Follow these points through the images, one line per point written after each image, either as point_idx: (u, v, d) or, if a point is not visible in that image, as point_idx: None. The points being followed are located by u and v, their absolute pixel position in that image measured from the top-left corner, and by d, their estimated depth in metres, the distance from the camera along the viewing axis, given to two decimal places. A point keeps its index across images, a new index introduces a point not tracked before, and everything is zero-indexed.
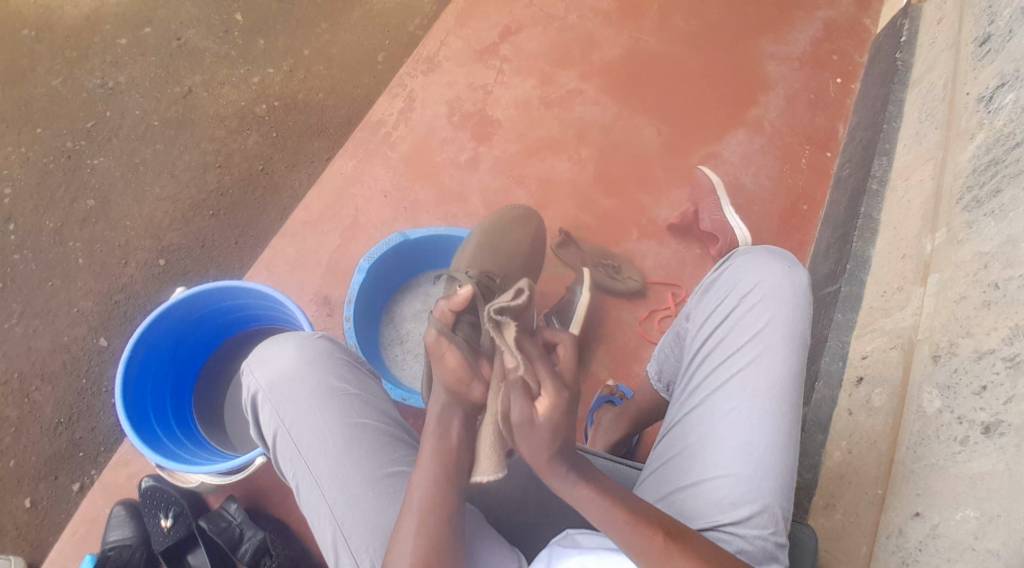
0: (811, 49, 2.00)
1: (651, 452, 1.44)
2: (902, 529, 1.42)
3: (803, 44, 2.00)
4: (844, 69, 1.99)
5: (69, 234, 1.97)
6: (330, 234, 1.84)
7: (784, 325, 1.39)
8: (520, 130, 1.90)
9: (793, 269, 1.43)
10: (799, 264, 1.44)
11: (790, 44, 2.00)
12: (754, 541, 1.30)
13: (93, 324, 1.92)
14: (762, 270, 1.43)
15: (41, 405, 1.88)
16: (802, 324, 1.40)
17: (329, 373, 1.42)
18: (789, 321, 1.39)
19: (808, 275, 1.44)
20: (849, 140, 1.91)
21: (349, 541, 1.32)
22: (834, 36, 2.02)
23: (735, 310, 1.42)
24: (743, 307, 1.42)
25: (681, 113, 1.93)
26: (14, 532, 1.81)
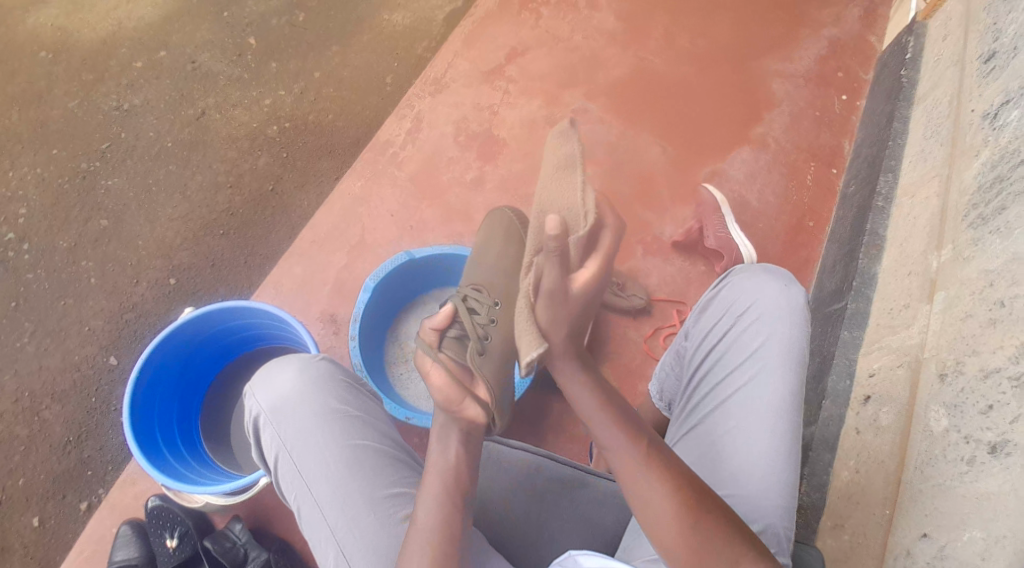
0: (815, 67, 2.01)
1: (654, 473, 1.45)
2: (908, 550, 1.41)
3: (808, 62, 2.02)
4: (849, 86, 2.00)
5: (82, 254, 2.00)
6: (337, 253, 1.86)
7: (781, 342, 1.40)
8: (525, 149, 1.92)
9: (789, 286, 1.45)
10: (796, 282, 1.46)
11: (795, 62, 2.02)
12: None
13: (103, 342, 1.94)
14: (758, 289, 1.46)
15: (50, 424, 1.91)
16: (800, 343, 1.41)
17: (329, 395, 1.44)
18: (787, 337, 1.41)
19: (805, 292, 1.46)
20: (854, 157, 1.92)
21: (352, 564, 1.34)
22: (839, 54, 2.03)
23: (733, 328, 1.44)
24: (741, 326, 1.44)
25: (686, 131, 1.94)
26: (20, 551, 1.84)
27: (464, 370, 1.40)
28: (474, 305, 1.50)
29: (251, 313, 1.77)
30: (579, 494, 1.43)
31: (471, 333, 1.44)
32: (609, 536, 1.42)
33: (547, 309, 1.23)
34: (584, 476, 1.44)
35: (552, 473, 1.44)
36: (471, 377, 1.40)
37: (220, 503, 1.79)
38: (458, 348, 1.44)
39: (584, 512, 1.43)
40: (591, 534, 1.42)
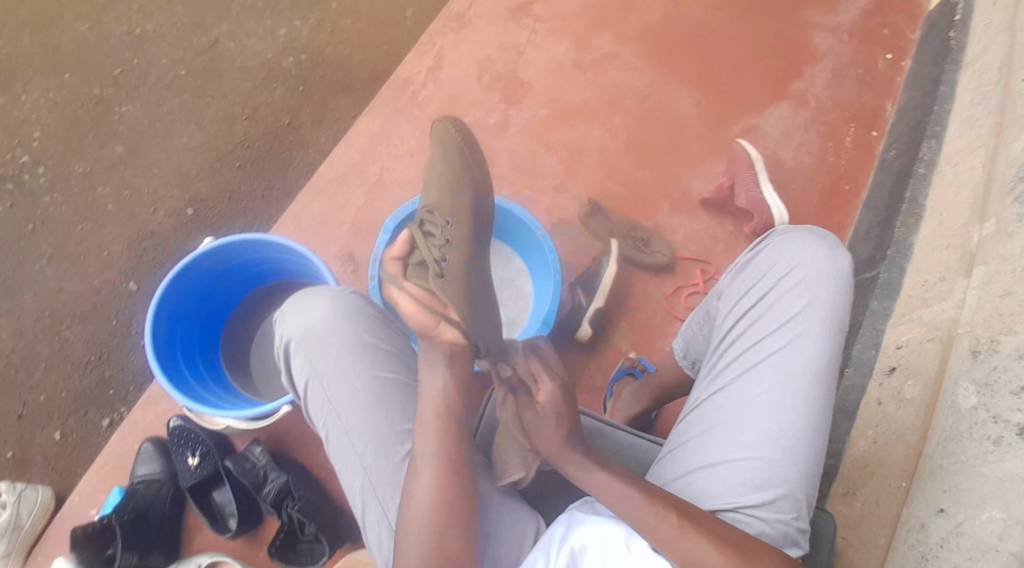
0: (859, 22, 1.88)
1: (671, 431, 1.41)
2: (924, 524, 1.37)
3: (851, 17, 1.89)
4: (894, 45, 1.87)
5: (98, 178, 1.98)
6: (358, 191, 1.81)
7: (823, 308, 1.35)
8: (550, 94, 1.85)
9: (838, 250, 1.39)
10: (843, 245, 1.40)
11: (838, 15, 1.89)
12: (776, 525, 1.28)
13: (122, 267, 1.94)
14: (803, 250, 1.40)
15: (71, 343, 1.92)
16: (843, 309, 1.36)
17: (360, 328, 1.48)
18: (831, 303, 1.36)
19: (853, 258, 1.40)
20: (898, 120, 1.81)
21: (377, 490, 1.39)
22: (885, 10, 1.90)
23: (774, 290, 1.39)
24: (783, 288, 1.38)
25: (722, 81, 1.86)
26: (43, 464, 1.87)
27: (430, 295, 1.43)
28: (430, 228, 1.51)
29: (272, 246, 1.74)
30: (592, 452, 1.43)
31: (430, 257, 1.46)
32: None
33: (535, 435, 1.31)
34: (601, 426, 1.45)
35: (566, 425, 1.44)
36: (441, 300, 1.42)
37: (242, 427, 1.80)
38: (421, 273, 1.47)
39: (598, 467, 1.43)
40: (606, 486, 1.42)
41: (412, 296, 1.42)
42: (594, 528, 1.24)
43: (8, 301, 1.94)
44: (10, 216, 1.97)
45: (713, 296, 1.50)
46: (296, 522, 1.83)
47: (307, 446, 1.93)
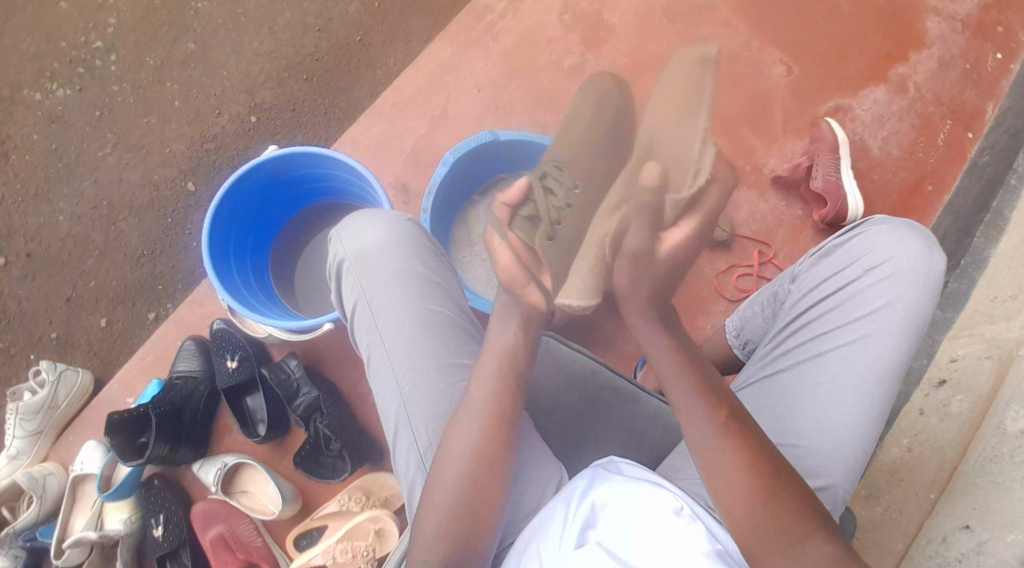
0: (977, 12, 1.87)
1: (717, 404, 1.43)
2: (945, 537, 1.44)
3: (968, 7, 1.87)
4: (1007, 45, 1.87)
5: (167, 74, 2.06)
6: (419, 120, 1.91)
7: (905, 308, 1.32)
8: (633, 42, 1.90)
9: (933, 250, 1.35)
10: (941, 247, 1.35)
11: (957, 2, 1.87)
12: None
13: (183, 167, 2.04)
14: (897, 245, 1.36)
15: (126, 236, 2.03)
16: (925, 313, 1.33)
17: (412, 255, 1.48)
18: (914, 304, 1.33)
19: (947, 260, 1.35)
20: (996, 127, 1.83)
21: (412, 419, 1.38)
22: (1002, 6, 1.88)
23: (855, 282, 1.36)
24: (865, 281, 1.35)
25: (818, 52, 1.87)
26: (84, 348, 2.00)
27: (531, 252, 1.41)
28: (553, 185, 1.50)
29: (335, 163, 1.74)
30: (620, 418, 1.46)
31: (543, 214, 1.44)
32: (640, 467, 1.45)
33: (631, 267, 1.30)
34: (633, 390, 1.47)
35: (604, 379, 1.47)
36: (538, 261, 1.41)
37: (281, 338, 1.81)
38: (528, 228, 1.43)
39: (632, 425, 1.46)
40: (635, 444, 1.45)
41: (511, 247, 1.39)
42: (618, 485, 1.24)
43: (70, 184, 2.05)
44: (79, 100, 2.06)
45: (784, 279, 1.48)
46: (322, 437, 1.86)
47: (342, 367, 1.96)
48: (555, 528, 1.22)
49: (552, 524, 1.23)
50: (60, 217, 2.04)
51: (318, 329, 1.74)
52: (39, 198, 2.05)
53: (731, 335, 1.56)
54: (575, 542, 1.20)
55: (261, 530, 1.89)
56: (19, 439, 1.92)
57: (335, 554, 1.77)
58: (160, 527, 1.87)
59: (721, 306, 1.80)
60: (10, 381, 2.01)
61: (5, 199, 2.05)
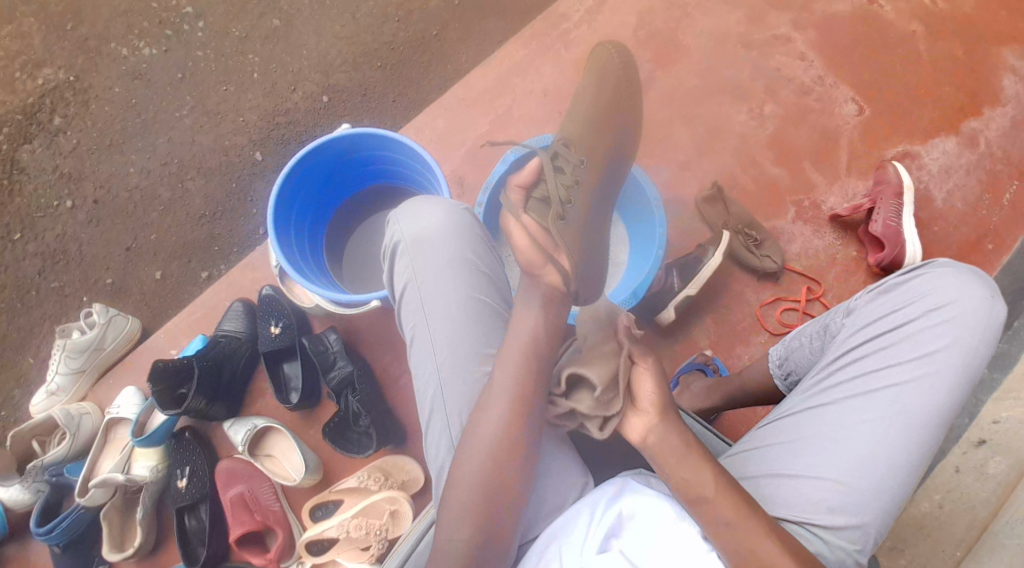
0: None
1: (754, 428, 1.43)
2: None
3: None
4: None
5: (250, 46, 2.11)
6: (482, 118, 1.94)
7: (961, 355, 1.35)
8: (705, 66, 1.90)
9: (995, 299, 1.37)
10: (1003, 298, 1.38)
11: None
12: (838, 551, 1.30)
13: (253, 137, 2.10)
14: (960, 292, 1.38)
15: (191, 195, 2.10)
16: (979, 363, 1.36)
17: (466, 244, 1.50)
18: (969, 352, 1.35)
19: (1007, 312, 1.38)
20: None
21: (448, 403, 1.42)
22: None
23: (914, 323, 1.38)
24: (924, 323, 1.37)
25: (891, 97, 1.87)
26: (138, 296, 2.08)
27: (545, 233, 1.47)
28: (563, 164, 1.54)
29: (402, 148, 1.78)
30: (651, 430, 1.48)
31: (555, 195, 1.49)
32: None
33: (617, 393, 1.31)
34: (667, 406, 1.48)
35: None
36: (555, 243, 1.47)
37: (327, 308, 1.86)
38: (541, 209, 1.50)
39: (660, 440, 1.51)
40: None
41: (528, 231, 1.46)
42: (648, 497, 1.28)
43: (144, 139, 2.12)
44: (163, 61, 2.13)
45: (838, 312, 1.49)
46: (352, 412, 1.89)
47: (380, 347, 2.00)
48: (580, 529, 1.26)
49: (577, 525, 1.27)
50: (131, 169, 2.11)
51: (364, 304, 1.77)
52: (113, 149, 2.12)
53: (772, 361, 1.55)
54: (598, 547, 1.24)
55: (279, 495, 1.93)
56: (60, 376, 1.97)
57: (348, 529, 1.80)
58: (185, 478, 1.93)
59: (762, 337, 1.79)
60: (60, 318, 2.08)
61: (80, 144, 2.12)
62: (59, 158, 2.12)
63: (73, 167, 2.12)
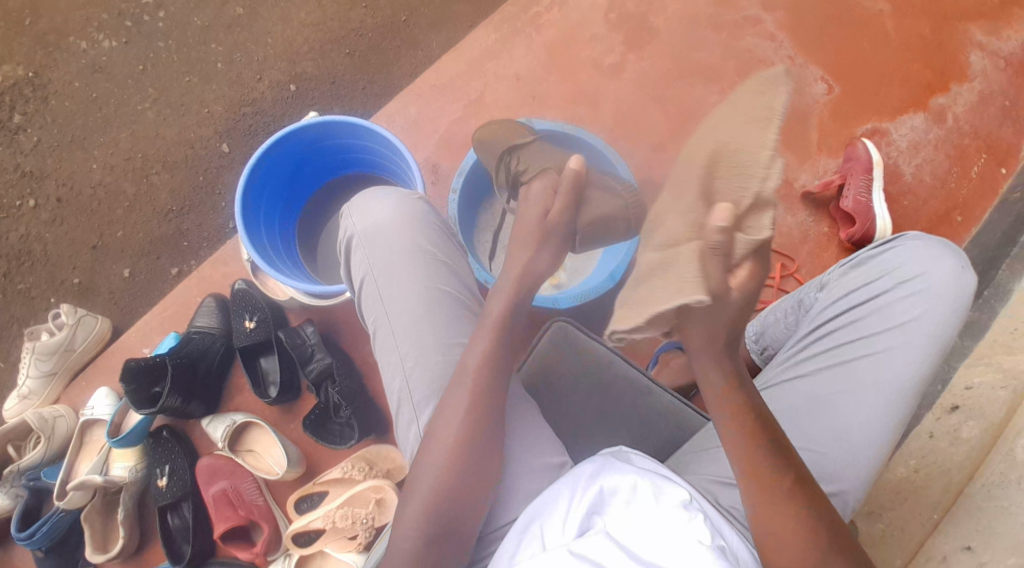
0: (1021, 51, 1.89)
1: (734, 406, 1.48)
2: (945, 556, 1.47)
3: (1012, 46, 1.89)
4: None
5: (212, 36, 2.08)
6: (456, 104, 1.95)
7: (930, 325, 1.37)
8: (676, 48, 1.92)
9: (965, 269, 1.39)
10: (972, 268, 1.40)
11: (1002, 40, 1.89)
12: None
13: (218, 128, 2.06)
14: (928, 263, 1.40)
15: (157, 189, 2.06)
16: (951, 331, 1.37)
17: (420, 235, 1.51)
18: (938, 322, 1.37)
19: (977, 282, 1.40)
20: None
21: (414, 394, 1.43)
22: None
23: (883, 296, 1.41)
24: (893, 296, 1.40)
25: (860, 74, 1.90)
26: (106, 295, 2.05)
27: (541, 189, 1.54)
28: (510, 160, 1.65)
29: (372, 136, 1.76)
30: (641, 399, 1.57)
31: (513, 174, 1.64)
32: (658, 445, 1.56)
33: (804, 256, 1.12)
34: (647, 383, 1.57)
35: (618, 371, 1.57)
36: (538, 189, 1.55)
37: (302, 301, 1.86)
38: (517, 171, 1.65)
39: (640, 415, 1.57)
40: (642, 438, 1.56)
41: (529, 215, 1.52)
42: (628, 473, 1.29)
43: (105, 134, 2.07)
44: (123, 52, 2.08)
45: (811, 287, 1.53)
46: (332, 404, 1.89)
47: (359, 338, 1.99)
48: (559, 509, 1.27)
49: (557, 505, 1.27)
50: (93, 166, 2.07)
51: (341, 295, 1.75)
52: (74, 146, 2.07)
53: (751, 338, 1.62)
54: (582, 527, 1.25)
55: (262, 489, 1.92)
56: (32, 380, 1.94)
57: (335, 518, 1.80)
58: (165, 477, 1.92)
59: None
60: (28, 323, 2.04)
61: (40, 142, 2.07)
62: (20, 157, 2.07)
63: (35, 165, 2.07)
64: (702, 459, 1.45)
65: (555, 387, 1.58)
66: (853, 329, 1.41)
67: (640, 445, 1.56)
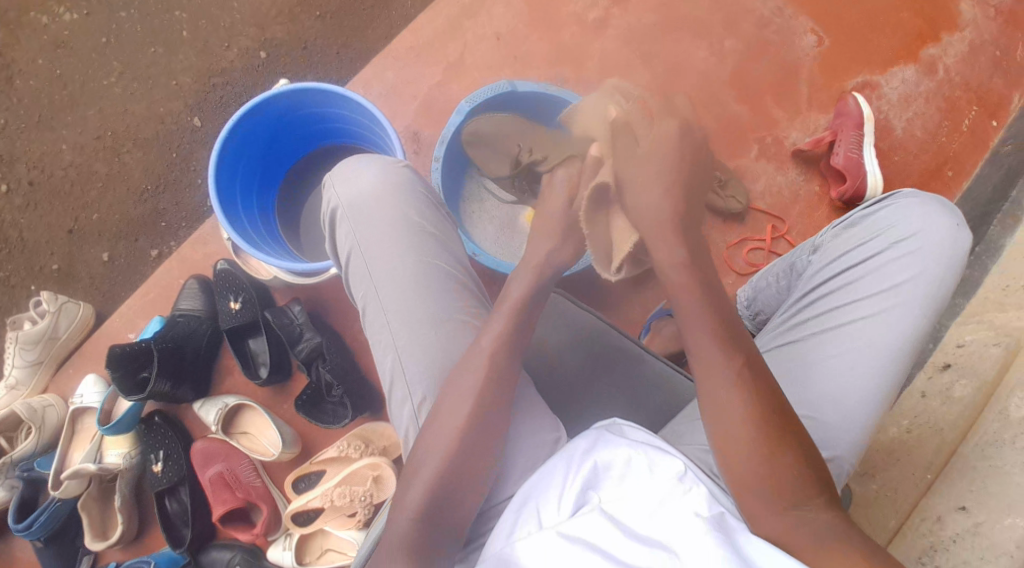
0: None
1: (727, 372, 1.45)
2: (940, 517, 1.46)
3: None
4: None
5: (177, 4, 2.00)
6: (434, 68, 1.89)
7: (926, 284, 1.34)
8: (660, 0, 1.86)
9: (960, 227, 1.37)
10: (968, 225, 1.37)
11: None
12: None
13: (189, 101, 2.00)
14: (923, 220, 1.38)
15: (130, 168, 2.01)
16: (946, 290, 1.35)
17: (410, 209, 1.47)
18: (935, 281, 1.35)
19: (973, 240, 1.37)
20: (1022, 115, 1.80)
21: (406, 371, 1.39)
22: None
23: (877, 256, 1.38)
24: (887, 256, 1.37)
25: (851, 22, 1.84)
26: (87, 280, 2.00)
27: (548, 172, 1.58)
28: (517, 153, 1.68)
29: (348, 105, 1.71)
30: (633, 369, 1.56)
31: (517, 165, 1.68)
32: (652, 417, 1.54)
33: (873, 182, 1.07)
34: (639, 353, 1.56)
35: (610, 341, 1.56)
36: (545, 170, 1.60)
37: (285, 279, 1.83)
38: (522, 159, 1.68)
39: (631, 385, 1.55)
40: (636, 409, 1.55)
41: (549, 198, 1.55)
42: (621, 447, 1.26)
43: (73, 112, 2.01)
44: (86, 25, 2.00)
45: (804, 250, 1.49)
46: (325, 382, 1.87)
47: (347, 316, 1.96)
48: (555, 490, 1.24)
49: (552, 485, 1.25)
50: (63, 146, 2.01)
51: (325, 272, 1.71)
52: (42, 126, 2.01)
53: (744, 304, 1.60)
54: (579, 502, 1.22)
55: (260, 471, 1.91)
56: (18, 369, 1.92)
57: (333, 497, 1.79)
58: (160, 463, 1.91)
59: (730, 279, 1.80)
60: (9, 311, 2.01)
61: (7, 123, 2.01)
62: None
63: (3, 148, 2.01)
64: (694, 430, 1.43)
65: (545, 359, 1.55)
66: (847, 289, 1.37)
67: (636, 418, 1.54)
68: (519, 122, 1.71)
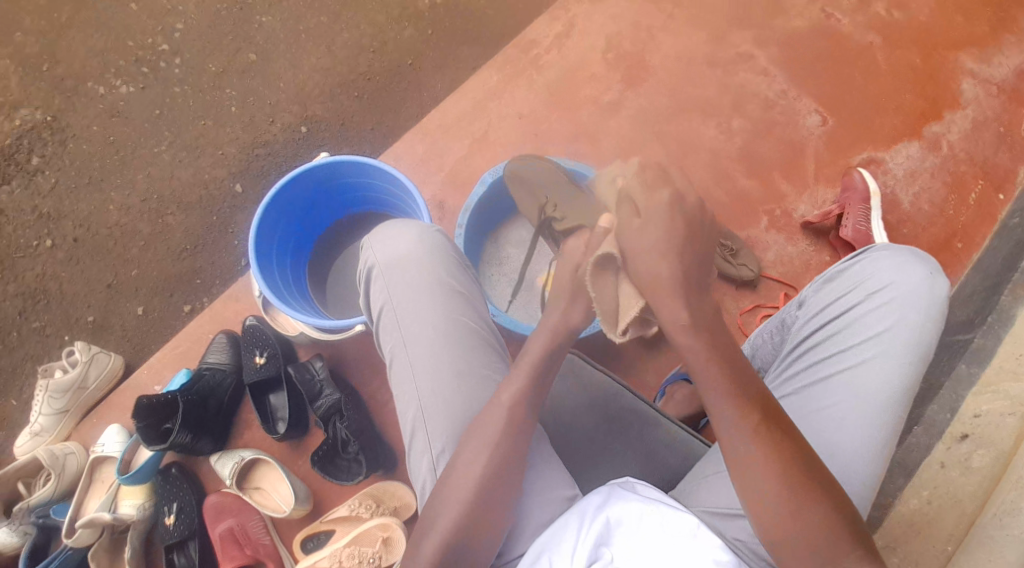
0: (1011, 78, 1.95)
1: None
2: None
3: (1004, 71, 1.95)
4: None
5: (226, 81, 2.14)
6: (460, 143, 2.00)
7: (909, 333, 1.37)
8: (672, 86, 1.98)
9: (934, 277, 1.41)
10: (942, 274, 1.42)
11: (991, 67, 1.96)
12: None
13: (231, 168, 2.12)
14: (898, 272, 1.42)
15: (171, 229, 2.11)
16: (931, 339, 1.38)
17: (441, 268, 1.52)
18: (915, 329, 1.38)
19: (950, 287, 1.42)
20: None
21: (428, 424, 1.43)
22: None
23: (857, 306, 1.41)
24: (866, 306, 1.40)
25: (854, 109, 1.95)
26: (119, 332, 2.08)
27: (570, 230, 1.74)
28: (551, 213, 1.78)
29: (380, 173, 1.81)
30: (649, 429, 1.56)
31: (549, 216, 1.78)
32: (666, 477, 1.55)
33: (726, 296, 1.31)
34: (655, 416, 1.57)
35: (625, 401, 1.57)
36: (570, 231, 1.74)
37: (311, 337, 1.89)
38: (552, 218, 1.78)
39: (645, 446, 1.56)
40: (648, 471, 1.55)
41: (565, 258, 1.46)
42: (634, 501, 1.28)
43: (123, 175, 2.13)
44: (141, 97, 2.15)
45: (792, 306, 1.53)
46: (341, 439, 1.90)
47: (365, 371, 2.01)
48: (569, 542, 1.24)
49: (565, 538, 1.25)
50: (111, 206, 2.12)
51: (349, 330, 1.76)
52: (92, 186, 2.13)
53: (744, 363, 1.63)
54: (589, 555, 1.23)
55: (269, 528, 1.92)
56: (45, 417, 1.96)
57: (342, 558, 1.77)
58: (173, 515, 1.91)
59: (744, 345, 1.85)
60: (42, 360, 2.07)
61: (58, 184, 2.13)
62: (38, 199, 2.13)
63: (52, 207, 2.12)
64: (701, 487, 1.40)
65: (560, 415, 1.57)
66: (834, 341, 1.40)
67: (647, 474, 1.55)
68: (554, 177, 1.76)
